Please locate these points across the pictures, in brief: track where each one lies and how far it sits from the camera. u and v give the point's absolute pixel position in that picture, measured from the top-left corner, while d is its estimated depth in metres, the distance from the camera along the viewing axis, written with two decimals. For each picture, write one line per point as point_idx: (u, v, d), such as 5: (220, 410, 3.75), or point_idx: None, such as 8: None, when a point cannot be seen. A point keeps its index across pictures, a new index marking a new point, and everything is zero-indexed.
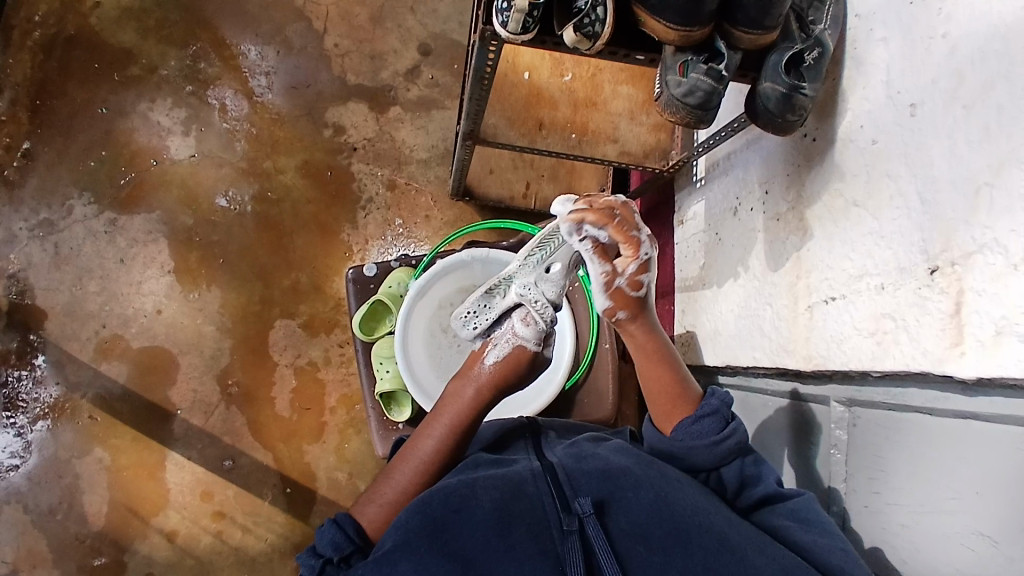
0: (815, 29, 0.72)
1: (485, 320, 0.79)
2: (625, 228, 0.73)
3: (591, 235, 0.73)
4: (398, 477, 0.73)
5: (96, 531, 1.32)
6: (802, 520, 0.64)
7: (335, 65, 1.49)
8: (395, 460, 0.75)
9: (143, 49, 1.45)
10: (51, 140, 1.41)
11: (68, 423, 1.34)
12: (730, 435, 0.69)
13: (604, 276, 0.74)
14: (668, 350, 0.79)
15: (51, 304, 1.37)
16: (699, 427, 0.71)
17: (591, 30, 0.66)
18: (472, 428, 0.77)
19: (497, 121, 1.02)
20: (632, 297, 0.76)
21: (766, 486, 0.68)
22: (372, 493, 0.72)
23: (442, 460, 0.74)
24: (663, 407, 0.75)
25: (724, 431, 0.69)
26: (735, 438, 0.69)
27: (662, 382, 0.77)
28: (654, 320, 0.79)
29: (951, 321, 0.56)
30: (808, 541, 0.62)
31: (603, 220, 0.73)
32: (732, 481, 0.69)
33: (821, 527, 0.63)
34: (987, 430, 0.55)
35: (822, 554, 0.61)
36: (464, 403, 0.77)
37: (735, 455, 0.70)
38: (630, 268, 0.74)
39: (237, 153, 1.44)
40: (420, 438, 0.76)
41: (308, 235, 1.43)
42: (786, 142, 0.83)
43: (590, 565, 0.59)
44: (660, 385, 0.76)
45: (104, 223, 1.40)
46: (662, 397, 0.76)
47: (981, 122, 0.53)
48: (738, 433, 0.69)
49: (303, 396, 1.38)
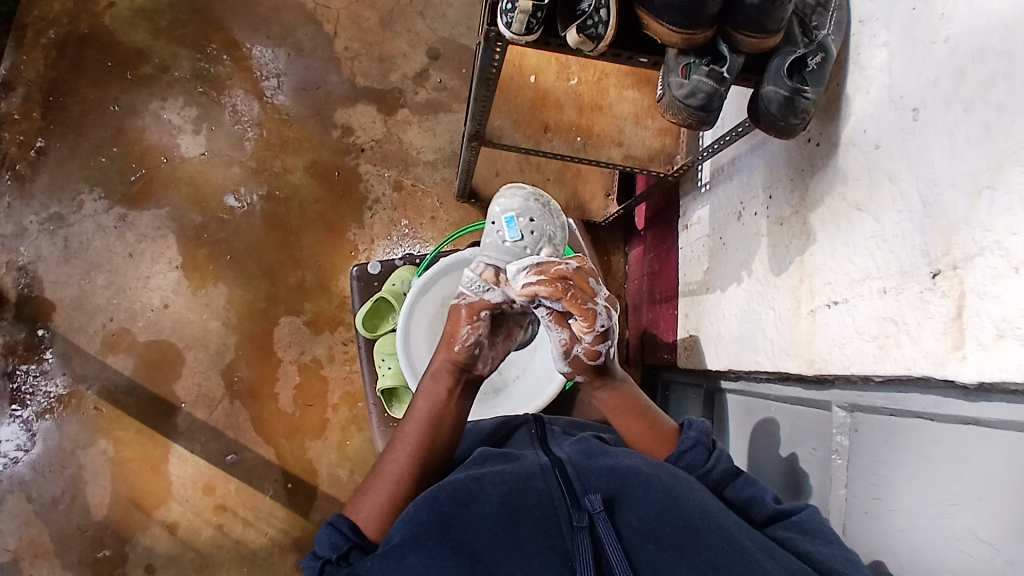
0: (820, 33, 0.72)
1: None
2: (579, 300, 0.70)
3: (545, 306, 0.73)
4: (388, 474, 0.72)
5: (97, 523, 1.33)
6: (805, 530, 0.64)
7: (345, 67, 1.51)
8: (371, 477, 0.73)
9: (157, 49, 1.48)
10: (63, 136, 1.44)
11: (73, 415, 1.35)
12: (715, 465, 0.70)
13: (562, 343, 0.74)
14: (644, 401, 0.80)
15: (60, 297, 1.39)
16: (685, 462, 0.71)
17: (594, 32, 0.66)
18: (442, 436, 0.76)
19: (503, 122, 1.03)
20: (590, 364, 0.76)
21: (766, 507, 0.67)
22: (369, 488, 0.72)
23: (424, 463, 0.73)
24: (642, 441, 0.77)
25: (710, 461, 0.71)
26: (722, 465, 0.70)
27: (638, 428, 0.77)
28: (619, 373, 0.80)
29: (952, 324, 0.56)
30: (815, 550, 0.61)
31: (557, 294, 0.71)
32: (735, 500, 0.68)
33: (823, 538, 0.63)
34: (988, 435, 0.55)
35: (827, 561, 0.60)
36: (427, 413, 0.76)
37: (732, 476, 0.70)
38: (586, 338, 0.73)
39: (247, 152, 1.46)
40: (402, 433, 0.75)
41: (315, 234, 1.45)
42: (790, 146, 0.84)
43: (600, 563, 0.59)
44: (633, 433, 0.77)
45: (114, 219, 1.42)
46: (641, 438, 0.77)
47: (981, 124, 0.54)
48: (723, 459, 0.71)
49: (307, 393, 1.39)
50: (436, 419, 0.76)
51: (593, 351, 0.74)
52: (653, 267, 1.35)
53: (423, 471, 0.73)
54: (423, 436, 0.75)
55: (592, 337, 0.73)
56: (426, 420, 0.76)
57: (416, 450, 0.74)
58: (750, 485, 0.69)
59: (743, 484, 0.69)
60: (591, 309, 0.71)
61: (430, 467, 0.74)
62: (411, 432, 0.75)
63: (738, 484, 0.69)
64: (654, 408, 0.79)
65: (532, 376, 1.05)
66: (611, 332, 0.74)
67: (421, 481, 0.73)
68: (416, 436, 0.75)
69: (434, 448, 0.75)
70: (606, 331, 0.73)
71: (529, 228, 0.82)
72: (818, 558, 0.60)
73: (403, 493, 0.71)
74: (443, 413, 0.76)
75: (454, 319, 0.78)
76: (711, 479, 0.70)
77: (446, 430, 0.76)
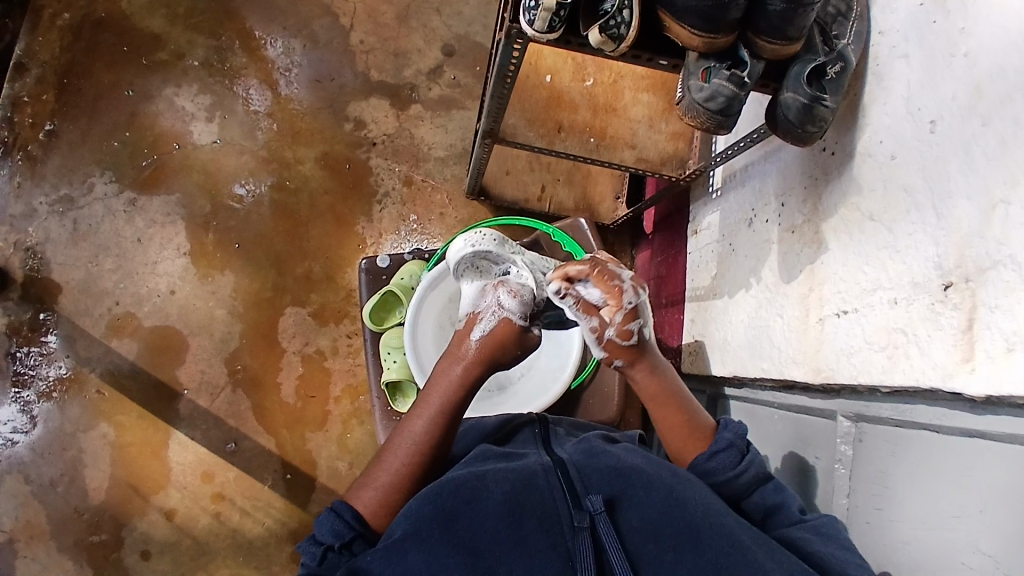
0: (839, 42, 0.72)
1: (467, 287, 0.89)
2: (607, 278, 0.75)
3: (575, 293, 0.76)
4: (394, 461, 0.72)
5: (96, 507, 1.33)
6: (822, 533, 0.64)
7: (360, 61, 1.51)
8: (382, 453, 0.74)
9: (173, 35, 1.48)
10: (76, 120, 1.44)
11: (75, 397, 1.36)
12: (746, 469, 0.70)
13: (594, 329, 0.77)
14: (680, 389, 0.80)
15: (67, 280, 1.39)
16: (715, 463, 0.71)
17: (616, 32, 0.67)
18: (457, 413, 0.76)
19: (517, 121, 1.03)
20: (625, 346, 0.78)
21: (790, 515, 0.67)
22: (367, 477, 0.72)
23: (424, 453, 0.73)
24: (677, 437, 0.76)
25: (740, 465, 0.70)
26: (752, 470, 0.70)
27: (675, 418, 0.77)
28: (656, 358, 0.81)
29: (962, 336, 0.56)
30: (826, 553, 0.61)
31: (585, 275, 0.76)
32: (756, 509, 0.69)
33: (838, 542, 0.63)
34: (990, 449, 0.55)
35: (838, 564, 0.60)
36: (449, 384, 0.76)
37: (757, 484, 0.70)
38: (618, 317, 0.76)
39: (259, 142, 1.46)
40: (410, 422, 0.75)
41: (323, 226, 1.45)
42: (804, 154, 0.84)
43: (601, 562, 0.59)
44: (670, 423, 0.77)
45: (124, 203, 1.42)
46: (677, 430, 0.76)
47: (999, 138, 0.54)
48: (755, 464, 0.70)
49: (309, 384, 1.39)
50: (447, 412, 0.75)
51: (625, 330, 0.76)
52: (661, 272, 1.35)
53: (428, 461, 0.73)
54: (433, 428, 0.74)
55: (622, 318, 0.76)
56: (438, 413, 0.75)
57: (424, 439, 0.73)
58: (777, 492, 0.69)
59: (770, 491, 0.69)
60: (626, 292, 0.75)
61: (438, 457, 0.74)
62: (420, 420, 0.74)
63: (765, 490, 0.69)
64: (689, 402, 0.79)
65: (537, 374, 1.05)
66: (643, 310, 0.77)
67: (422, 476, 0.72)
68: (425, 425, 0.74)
69: (446, 440, 0.75)
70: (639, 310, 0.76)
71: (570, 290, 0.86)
72: (827, 559, 0.60)
73: (408, 485, 0.71)
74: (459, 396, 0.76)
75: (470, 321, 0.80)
76: (728, 488, 0.70)
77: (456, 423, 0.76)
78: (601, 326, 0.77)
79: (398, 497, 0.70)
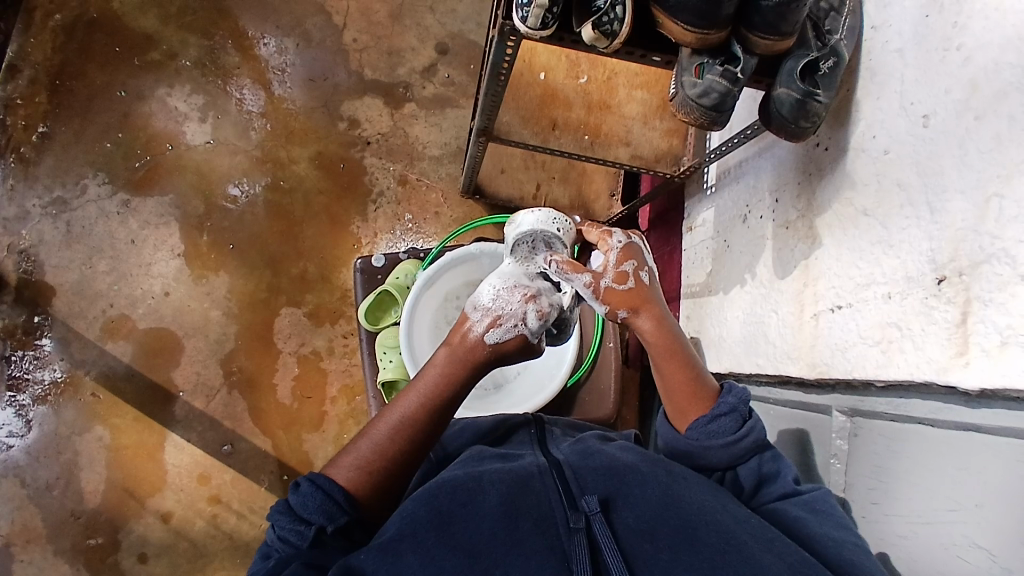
0: (832, 38, 0.72)
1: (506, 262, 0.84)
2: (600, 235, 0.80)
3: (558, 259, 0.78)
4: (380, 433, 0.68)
5: (91, 510, 1.32)
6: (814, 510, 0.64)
7: (353, 60, 1.51)
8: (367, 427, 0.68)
9: (166, 35, 1.47)
10: (68, 121, 1.43)
11: (70, 400, 1.35)
12: (746, 435, 0.69)
13: (587, 283, 0.75)
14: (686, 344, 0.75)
15: (60, 282, 1.38)
16: (715, 427, 0.69)
17: (609, 29, 0.66)
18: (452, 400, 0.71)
19: (511, 119, 1.03)
20: (624, 290, 0.75)
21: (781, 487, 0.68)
22: (349, 450, 0.67)
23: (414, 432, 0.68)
24: (677, 403, 0.73)
25: (741, 431, 0.69)
26: (750, 437, 0.69)
27: (681, 378, 0.73)
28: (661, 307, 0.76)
29: (956, 331, 0.56)
30: (822, 533, 0.61)
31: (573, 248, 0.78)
32: (749, 478, 0.69)
33: (830, 519, 0.63)
34: (986, 443, 0.55)
35: (832, 548, 0.60)
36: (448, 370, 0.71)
37: (750, 453, 0.69)
38: (611, 261, 0.76)
39: (252, 142, 1.46)
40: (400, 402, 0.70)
41: (318, 225, 1.44)
42: (798, 150, 0.84)
43: (597, 562, 0.58)
44: (676, 385, 0.73)
45: (117, 205, 1.42)
46: (679, 394, 0.73)
47: (993, 132, 0.54)
48: (754, 431, 0.69)
49: (305, 385, 1.39)
50: (439, 395, 0.70)
51: (619, 273, 0.75)
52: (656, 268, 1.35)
53: (418, 440, 0.68)
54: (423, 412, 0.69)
55: (611, 260, 0.76)
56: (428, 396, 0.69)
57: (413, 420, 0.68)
58: (774, 461, 0.70)
59: (763, 462, 0.70)
60: (606, 239, 0.79)
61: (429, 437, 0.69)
62: (411, 398, 0.69)
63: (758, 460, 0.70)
64: (698, 367, 0.74)
65: (533, 373, 1.05)
66: (636, 246, 0.78)
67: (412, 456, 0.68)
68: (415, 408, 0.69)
69: (434, 420, 0.70)
70: (627, 249, 0.77)
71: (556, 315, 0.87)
72: (822, 539, 0.61)
73: (394, 465, 0.66)
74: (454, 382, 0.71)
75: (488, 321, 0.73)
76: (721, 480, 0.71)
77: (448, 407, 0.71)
78: (594, 279, 0.76)
79: (386, 476, 0.66)
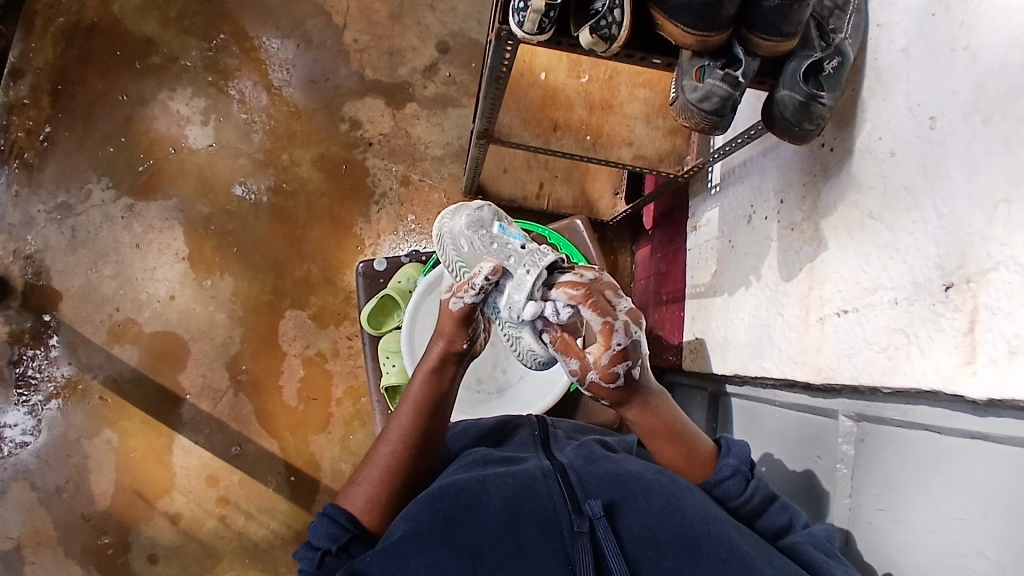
0: (837, 37, 0.70)
1: (514, 302, 0.67)
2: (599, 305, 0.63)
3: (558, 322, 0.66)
4: (369, 478, 0.70)
5: (100, 512, 1.34)
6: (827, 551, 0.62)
7: (354, 60, 1.50)
8: (357, 474, 0.71)
9: (166, 39, 1.47)
10: (72, 126, 1.43)
11: (79, 404, 1.36)
12: (752, 496, 0.66)
13: (574, 374, 0.66)
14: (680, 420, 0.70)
15: (67, 287, 1.39)
16: (720, 493, 0.67)
17: (607, 32, 0.66)
18: (435, 417, 0.74)
19: (512, 120, 1.02)
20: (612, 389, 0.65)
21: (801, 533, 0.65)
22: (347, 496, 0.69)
23: (404, 463, 0.71)
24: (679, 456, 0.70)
25: (747, 492, 0.67)
26: (758, 495, 0.67)
27: (672, 451, 0.70)
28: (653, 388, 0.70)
29: (964, 339, 0.55)
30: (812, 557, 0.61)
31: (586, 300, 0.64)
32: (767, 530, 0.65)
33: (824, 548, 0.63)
34: (995, 449, 0.54)
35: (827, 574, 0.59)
36: (417, 401, 0.73)
37: (764, 509, 0.67)
38: (602, 360, 0.63)
39: (254, 144, 1.45)
40: (396, 415, 0.74)
41: (322, 227, 1.44)
42: (802, 151, 0.82)
43: (601, 569, 0.59)
44: (670, 458, 0.70)
45: (121, 209, 1.42)
46: (681, 461, 0.70)
47: (1001, 137, 0.52)
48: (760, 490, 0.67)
49: (311, 387, 1.40)
50: (419, 424, 0.73)
51: (609, 375, 0.63)
52: (661, 268, 1.34)
53: (416, 453, 0.72)
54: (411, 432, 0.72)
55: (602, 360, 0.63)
56: (415, 412, 0.73)
57: (412, 430, 0.72)
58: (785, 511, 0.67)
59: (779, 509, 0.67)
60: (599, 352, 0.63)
61: (425, 448, 0.73)
62: (393, 440, 0.72)
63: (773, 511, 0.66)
64: (690, 427, 0.71)
65: (537, 377, 1.05)
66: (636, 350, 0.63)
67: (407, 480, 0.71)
68: (411, 416, 0.73)
69: (419, 449, 0.72)
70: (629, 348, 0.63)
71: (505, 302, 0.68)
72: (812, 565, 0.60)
73: (399, 478, 0.70)
74: (435, 401, 0.74)
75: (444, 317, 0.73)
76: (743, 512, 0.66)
77: (442, 405, 0.75)
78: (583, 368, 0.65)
79: (389, 496, 0.69)
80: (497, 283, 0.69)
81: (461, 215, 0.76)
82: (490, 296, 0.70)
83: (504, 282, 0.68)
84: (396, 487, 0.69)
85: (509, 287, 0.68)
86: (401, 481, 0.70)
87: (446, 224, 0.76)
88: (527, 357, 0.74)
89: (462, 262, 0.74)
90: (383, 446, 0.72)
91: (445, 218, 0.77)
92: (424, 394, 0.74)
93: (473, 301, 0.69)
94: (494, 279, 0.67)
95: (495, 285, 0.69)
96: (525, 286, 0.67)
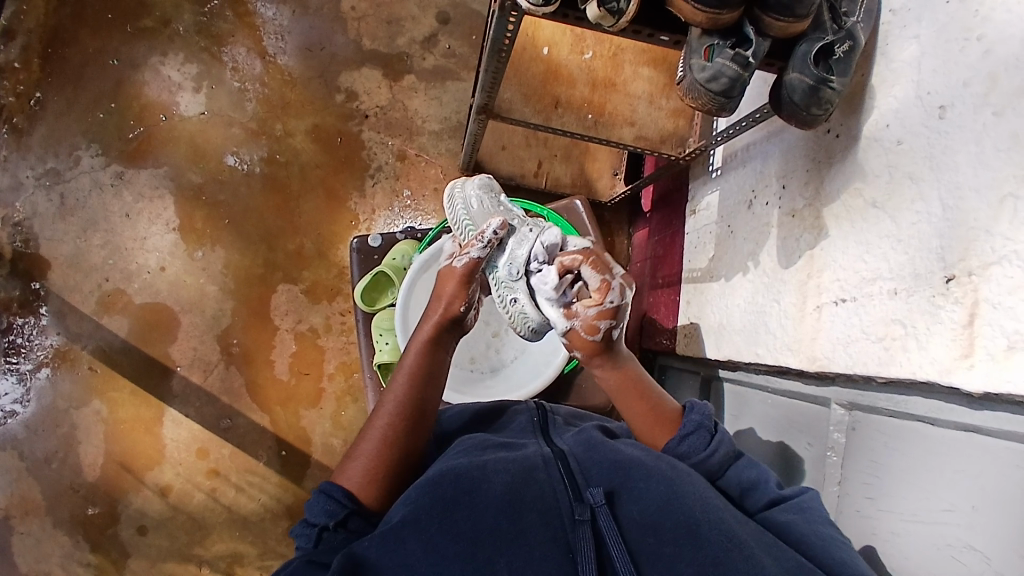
0: (848, 20, 0.68)
1: (511, 258, 0.79)
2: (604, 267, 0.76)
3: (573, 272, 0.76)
4: (365, 450, 0.70)
5: (90, 482, 1.33)
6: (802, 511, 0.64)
7: (351, 28, 1.46)
8: (351, 451, 0.71)
9: (157, 1, 1.42)
10: (60, 89, 1.39)
11: (68, 373, 1.35)
12: (717, 448, 0.70)
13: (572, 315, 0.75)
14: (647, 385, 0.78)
15: (55, 255, 1.37)
16: (685, 447, 0.71)
17: (615, 6, 0.64)
18: (428, 385, 0.76)
19: (513, 95, 1.00)
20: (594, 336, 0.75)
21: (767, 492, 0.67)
22: (341, 472, 0.69)
23: (398, 433, 0.71)
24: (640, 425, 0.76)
25: (712, 445, 0.70)
26: (721, 451, 0.70)
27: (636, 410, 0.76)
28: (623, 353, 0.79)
29: (962, 332, 0.54)
30: (806, 534, 0.61)
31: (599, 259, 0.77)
32: (733, 487, 0.68)
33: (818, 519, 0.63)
34: (988, 445, 0.54)
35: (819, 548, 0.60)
36: (407, 371, 0.76)
37: (728, 464, 0.70)
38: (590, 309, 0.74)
39: (248, 113, 1.42)
40: (389, 387, 0.75)
41: (316, 201, 1.42)
42: (807, 137, 0.81)
43: (601, 558, 0.58)
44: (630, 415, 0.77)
45: (111, 176, 1.39)
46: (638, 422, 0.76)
47: (1010, 129, 0.51)
48: (724, 443, 0.70)
49: (302, 361, 1.39)
50: (411, 392, 0.74)
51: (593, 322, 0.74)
52: (658, 251, 1.33)
53: (410, 421, 0.72)
54: (405, 401, 0.73)
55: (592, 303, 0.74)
56: (409, 377, 0.75)
57: (404, 398, 0.73)
58: (751, 467, 0.70)
59: (741, 470, 0.69)
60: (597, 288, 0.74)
61: (419, 417, 0.73)
62: (387, 409, 0.73)
63: (739, 468, 0.69)
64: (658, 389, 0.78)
65: (531, 359, 1.04)
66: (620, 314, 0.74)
67: (400, 460, 0.70)
68: (405, 386, 0.74)
69: (413, 418, 0.73)
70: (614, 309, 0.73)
71: (507, 260, 0.79)
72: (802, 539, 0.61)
73: (394, 451, 0.70)
74: (425, 371, 0.76)
75: (445, 279, 0.80)
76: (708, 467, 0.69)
77: (433, 377, 0.77)
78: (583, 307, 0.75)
79: (385, 476, 0.68)
80: (501, 242, 0.80)
81: (473, 184, 0.87)
82: (491, 256, 0.80)
83: (507, 241, 0.80)
84: (392, 460, 0.69)
85: (513, 243, 0.79)
86: (392, 455, 0.70)
87: (459, 191, 0.87)
88: (519, 323, 0.82)
89: (468, 219, 0.84)
90: (376, 418, 0.73)
91: (456, 187, 0.88)
92: (414, 364, 0.76)
93: (478, 253, 0.79)
94: (499, 231, 0.78)
95: (499, 242, 0.79)
96: (523, 247, 0.78)
